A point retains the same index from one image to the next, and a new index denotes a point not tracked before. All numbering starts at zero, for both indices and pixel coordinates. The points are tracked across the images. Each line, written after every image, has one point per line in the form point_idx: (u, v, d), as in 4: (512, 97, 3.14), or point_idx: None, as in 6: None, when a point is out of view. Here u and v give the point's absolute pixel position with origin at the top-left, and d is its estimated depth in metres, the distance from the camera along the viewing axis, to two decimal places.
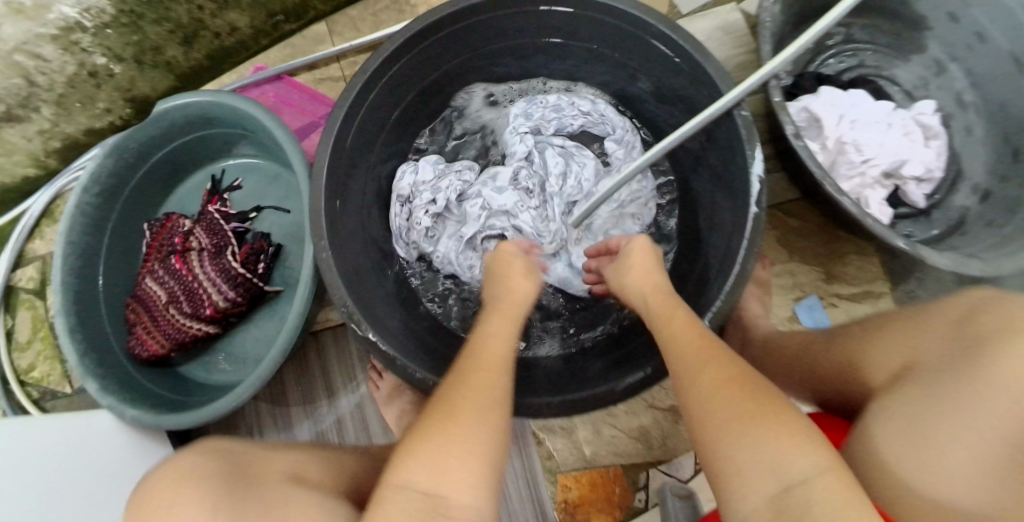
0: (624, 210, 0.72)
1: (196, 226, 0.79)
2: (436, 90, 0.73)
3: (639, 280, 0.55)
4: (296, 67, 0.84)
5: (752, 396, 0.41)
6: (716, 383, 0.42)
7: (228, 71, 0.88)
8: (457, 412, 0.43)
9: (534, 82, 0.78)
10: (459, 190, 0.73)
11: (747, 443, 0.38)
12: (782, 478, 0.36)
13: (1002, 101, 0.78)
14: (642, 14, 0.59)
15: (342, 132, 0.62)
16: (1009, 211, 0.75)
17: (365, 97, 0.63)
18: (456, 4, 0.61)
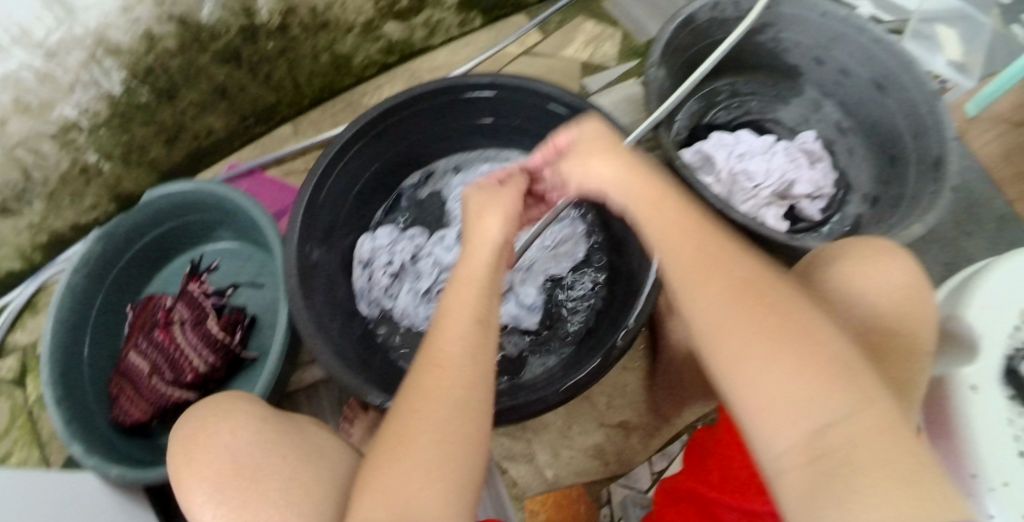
0: (557, 250, 0.82)
1: (178, 302, 0.85)
2: (390, 171, 0.84)
3: (605, 171, 0.51)
4: (267, 162, 0.94)
5: (768, 323, 0.41)
6: (731, 317, 0.42)
7: (206, 168, 1.00)
8: (421, 433, 0.46)
9: (473, 155, 0.89)
10: (412, 252, 0.83)
11: (767, 377, 0.40)
12: (812, 418, 0.39)
13: (873, 121, 0.95)
14: (549, 89, 0.73)
15: (313, 198, 0.73)
16: (893, 207, 0.88)
17: (331, 171, 0.74)
18: (397, 98, 0.73)
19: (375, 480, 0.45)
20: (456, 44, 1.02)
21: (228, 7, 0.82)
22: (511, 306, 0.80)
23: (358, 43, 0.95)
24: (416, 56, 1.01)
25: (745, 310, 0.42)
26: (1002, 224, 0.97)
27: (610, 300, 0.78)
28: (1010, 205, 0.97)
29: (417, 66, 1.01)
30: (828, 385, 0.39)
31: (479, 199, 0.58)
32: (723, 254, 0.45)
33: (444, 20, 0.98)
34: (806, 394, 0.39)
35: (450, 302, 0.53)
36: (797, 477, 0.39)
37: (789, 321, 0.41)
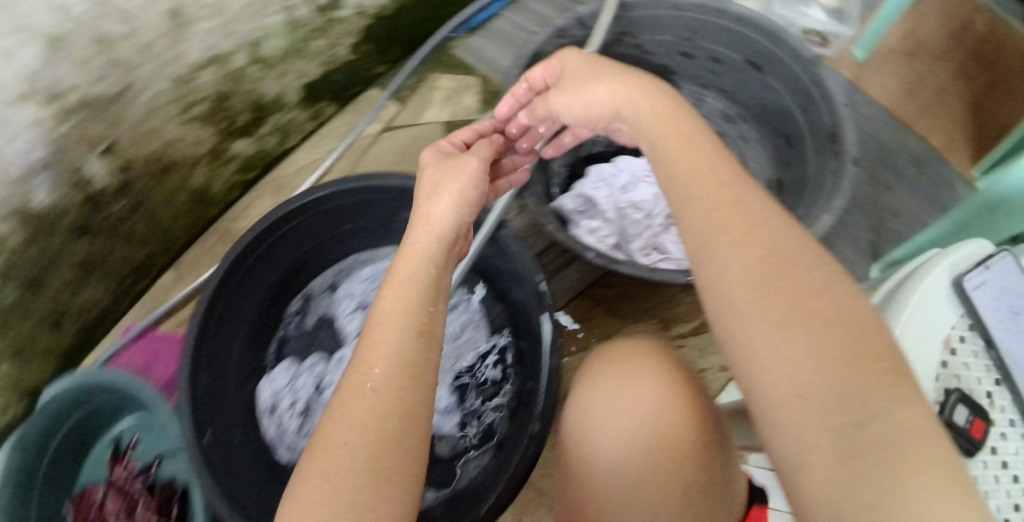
0: (459, 339, 0.82)
1: (107, 495, 0.84)
2: (269, 307, 0.81)
3: (606, 90, 0.63)
4: (157, 318, 0.90)
5: (816, 318, 0.45)
6: (777, 301, 0.46)
7: (102, 338, 0.92)
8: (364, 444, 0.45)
9: (347, 263, 0.87)
10: (316, 383, 0.80)
11: (809, 361, 0.43)
12: (858, 415, 0.41)
13: (760, 101, 0.88)
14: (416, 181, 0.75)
15: (200, 350, 0.70)
16: (800, 192, 0.82)
17: (204, 336, 0.70)
18: (260, 222, 0.72)
19: (301, 506, 0.42)
20: (315, 139, 1.01)
21: (63, 186, 0.77)
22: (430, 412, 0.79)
23: (210, 171, 0.92)
24: (277, 163, 1.00)
25: (791, 295, 0.46)
26: (919, 162, 0.86)
27: (521, 379, 0.76)
28: (922, 141, 0.86)
29: (280, 173, 1.00)
30: (874, 382, 0.42)
31: (432, 171, 0.65)
32: (774, 238, 0.49)
33: (294, 120, 0.98)
34: (850, 386, 0.42)
35: (387, 294, 0.54)
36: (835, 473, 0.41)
37: (835, 318, 0.45)
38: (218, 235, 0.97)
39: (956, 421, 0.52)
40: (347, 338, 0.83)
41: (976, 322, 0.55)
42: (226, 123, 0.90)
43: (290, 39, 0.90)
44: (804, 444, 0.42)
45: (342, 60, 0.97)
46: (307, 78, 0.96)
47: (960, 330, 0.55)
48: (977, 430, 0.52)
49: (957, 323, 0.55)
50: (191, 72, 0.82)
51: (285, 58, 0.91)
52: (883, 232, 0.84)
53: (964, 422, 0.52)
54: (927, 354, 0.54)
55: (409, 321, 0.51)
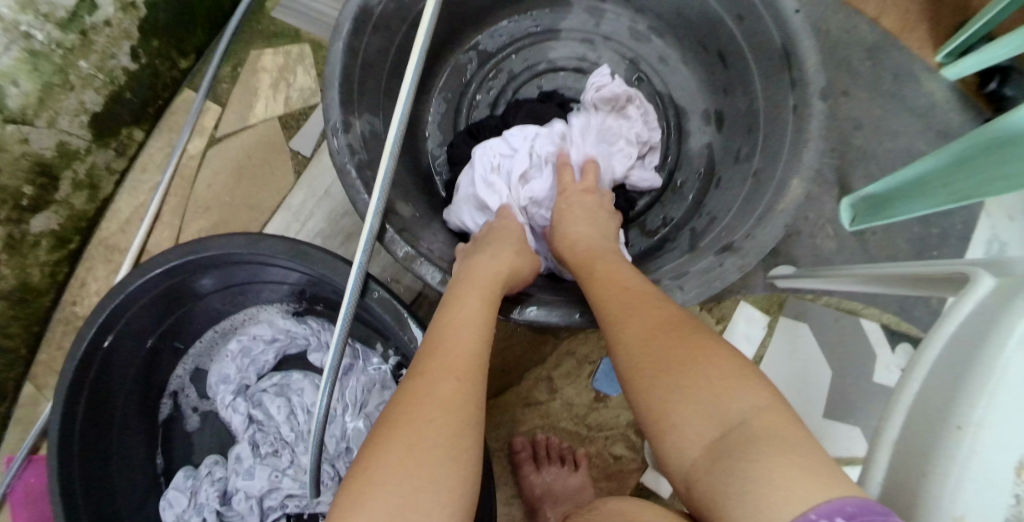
0: (366, 406, 0.68)
1: None
2: (140, 422, 0.69)
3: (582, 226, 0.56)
4: (35, 441, 0.77)
5: (663, 329, 0.40)
6: (630, 320, 0.42)
7: None
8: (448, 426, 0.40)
9: (208, 341, 0.73)
10: (218, 493, 0.67)
11: (671, 367, 0.37)
12: (719, 417, 0.34)
13: (675, 7, 0.67)
14: (256, 247, 0.59)
15: (69, 501, 0.59)
16: (746, 129, 0.63)
17: (68, 495, 0.59)
18: (83, 335, 0.59)
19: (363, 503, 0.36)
20: (132, 180, 0.84)
21: None
22: None
23: (19, 266, 0.74)
24: (99, 220, 0.83)
25: (643, 314, 0.42)
26: (874, 52, 0.76)
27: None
28: (876, 22, 0.76)
29: (107, 232, 0.82)
30: (720, 378, 0.36)
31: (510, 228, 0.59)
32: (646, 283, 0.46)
33: (97, 165, 0.80)
34: (700, 392, 0.35)
35: (463, 300, 0.50)
36: (707, 479, 0.33)
37: (681, 329, 0.40)
38: (63, 324, 0.81)
39: None
40: (237, 430, 0.71)
41: None
42: (10, 204, 0.71)
43: (41, 76, 0.70)
44: (679, 457, 0.35)
45: (127, 73, 0.78)
46: (92, 108, 0.76)
47: None
48: None
49: None
50: None
51: (46, 100, 0.71)
52: (848, 150, 0.75)
53: None
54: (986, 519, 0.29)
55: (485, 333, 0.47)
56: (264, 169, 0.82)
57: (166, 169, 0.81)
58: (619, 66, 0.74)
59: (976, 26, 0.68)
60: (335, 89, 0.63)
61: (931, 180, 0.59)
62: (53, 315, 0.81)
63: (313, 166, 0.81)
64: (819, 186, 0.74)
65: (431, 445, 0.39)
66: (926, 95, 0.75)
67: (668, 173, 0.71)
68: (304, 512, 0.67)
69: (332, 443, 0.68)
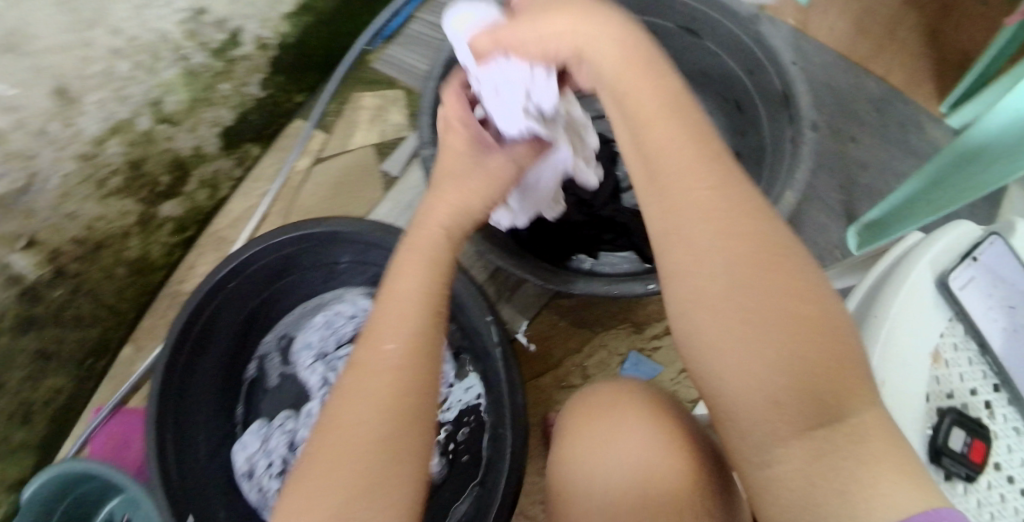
0: None
1: None
2: (226, 378, 0.80)
3: (600, 42, 0.50)
4: (125, 395, 0.88)
5: (778, 315, 0.41)
6: (738, 291, 0.42)
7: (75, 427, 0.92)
8: (396, 407, 0.45)
9: (297, 315, 0.85)
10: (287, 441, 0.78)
11: (789, 362, 0.40)
12: (830, 417, 0.40)
13: (703, 68, 0.83)
14: (356, 226, 0.72)
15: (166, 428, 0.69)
16: (757, 161, 0.77)
17: (164, 423, 0.69)
18: (205, 286, 0.71)
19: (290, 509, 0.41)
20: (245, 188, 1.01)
21: None
22: None
23: (143, 241, 0.91)
24: (213, 216, 0.99)
25: (755, 287, 0.42)
26: (879, 109, 0.91)
27: (489, 408, 0.74)
28: (882, 82, 0.92)
29: (219, 226, 0.99)
30: (841, 391, 0.40)
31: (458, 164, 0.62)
32: (748, 196, 0.45)
33: (220, 171, 0.97)
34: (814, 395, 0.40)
35: (402, 273, 0.52)
36: (806, 478, 0.40)
37: (811, 326, 0.41)
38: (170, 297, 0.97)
39: (950, 445, 0.49)
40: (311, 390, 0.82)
41: (964, 327, 0.54)
42: (147, 189, 0.88)
43: (191, 91, 0.88)
44: (769, 455, 0.41)
45: (255, 99, 0.97)
46: (224, 124, 0.95)
47: (948, 337, 0.54)
48: (977, 453, 0.49)
49: (945, 329, 0.54)
50: (96, 144, 0.80)
51: (192, 110, 0.90)
52: (855, 189, 0.88)
53: (961, 444, 0.49)
54: (908, 380, 0.51)
55: (429, 301, 0.50)
56: (357, 183, 0.98)
57: (278, 177, 0.97)
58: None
59: (974, 76, 0.84)
60: (427, 112, 0.80)
61: (917, 200, 0.72)
62: (161, 289, 0.97)
63: (398, 184, 0.97)
64: (828, 216, 0.87)
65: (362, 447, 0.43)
66: (925, 144, 0.89)
67: None
68: None
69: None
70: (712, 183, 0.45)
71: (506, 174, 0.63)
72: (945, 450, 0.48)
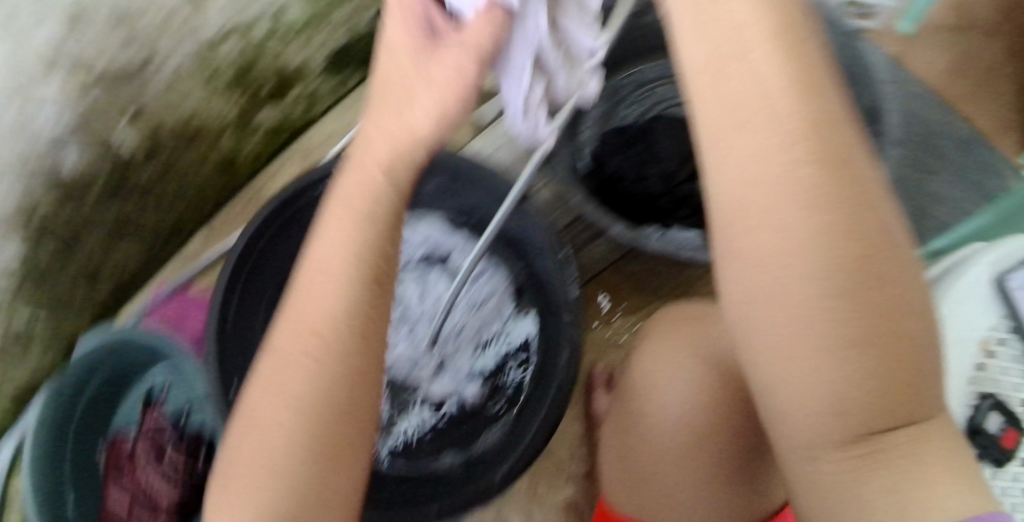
0: (483, 310, 0.78)
1: (138, 442, 0.93)
2: (293, 270, 0.85)
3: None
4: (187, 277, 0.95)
5: (836, 327, 0.42)
6: (816, 295, 0.42)
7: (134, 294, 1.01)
8: (323, 407, 0.45)
9: None
10: None
11: (829, 377, 0.44)
12: (858, 428, 0.45)
13: None
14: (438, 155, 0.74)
15: (229, 307, 0.76)
16: None
17: (230, 299, 0.76)
18: (294, 186, 0.78)
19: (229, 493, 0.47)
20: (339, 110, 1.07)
21: (93, 147, 0.82)
22: (448, 379, 0.77)
23: (237, 138, 0.96)
24: (305, 131, 1.05)
25: (835, 293, 0.42)
26: (965, 147, 0.95)
27: (541, 349, 0.74)
28: (970, 123, 0.96)
29: (307, 142, 1.05)
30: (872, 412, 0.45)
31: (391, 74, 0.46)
32: (846, 162, 0.41)
33: (318, 90, 1.02)
34: (848, 411, 0.45)
35: (328, 228, 0.47)
36: (838, 477, 0.48)
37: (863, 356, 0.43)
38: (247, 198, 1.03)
39: (989, 428, 0.68)
40: None
41: (1010, 324, 0.71)
42: (250, 92, 0.92)
43: (311, 10, 0.92)
44: (794, 434, 0.48)
45: (366, 30, 1.01)
46: (332, 47, 0.99)
47: (997, 329, 0.71)
48: (1010, 440, 0.68)
49: (995, 326, 0.71)
50: (210, 45, 0.84)
51: (307, 26, 0.93)
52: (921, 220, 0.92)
53: (999, 428, 0.68)
54: (960, 367, 0.69)
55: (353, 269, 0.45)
56: None
57: None
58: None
59: None
60: None
61: (983, 232, 0.82)
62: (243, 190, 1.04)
63: None
64: None
65: (275, 450, 0.46)
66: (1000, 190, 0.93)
67: None
68: (403, 380, 0.76)
69: (449, 332, 0.77)
70: (810, 158, 0.40)
71: (450, 66, 0.43)
72: (983, 430, 0.68)
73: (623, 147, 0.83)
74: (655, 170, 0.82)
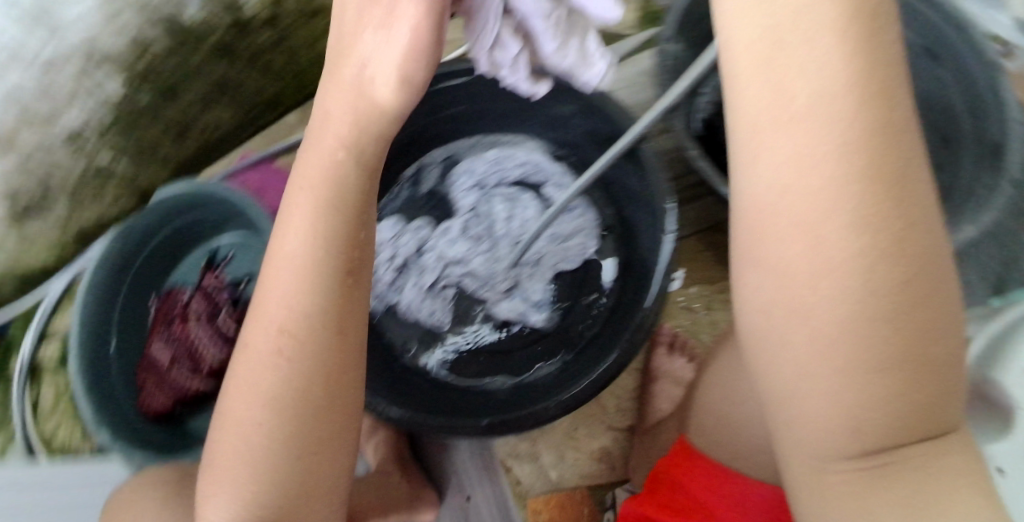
0: (566, 243, 0.77)
1: (194, 296, 0.94)
2: None
3: None
4: (275, 152, 1.02)
5: (861, 335, 0.38)
6: (847, 315, 0.38)
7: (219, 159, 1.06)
8: (295, 430, 0.52)
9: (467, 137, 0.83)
10: (416, 245, 0.77)
11: (841, 394, 0.40)
12: (874, 440, 0.41)
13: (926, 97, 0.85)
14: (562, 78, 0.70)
15: None
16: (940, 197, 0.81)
17: None
18: None
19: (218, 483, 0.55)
20: None
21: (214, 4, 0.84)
22: (518, 302, 0.77)
23: None
24: None
25: (869, 317, 0.38)
26: None
27: (617, 293, 0.74)
28: None
29: None
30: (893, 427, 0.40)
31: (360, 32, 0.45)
32: (907, 168, 0.37)
33: None
34: (865, 425, 0.40)
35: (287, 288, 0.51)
36: (844, 492, 0.42)
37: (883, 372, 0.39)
38: None
39: None
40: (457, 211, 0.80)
41: None
42: None
43: None
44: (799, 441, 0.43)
45: None
46: None
47: None
48: None
49: None
50: None
51: None
52: None
53: None
54: None
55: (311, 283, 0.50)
56: None
57: None
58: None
59: None
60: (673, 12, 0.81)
61: None
62: None
63: None
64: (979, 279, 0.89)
65: (258, 446, 0.53)
66: None
67: None
68: (472, 291, 0.77)
69: (530, 258, 0.76)
70: (865, 171, 0.36)
71: (402, 36, 0.42)
72: None
73: None
74: None
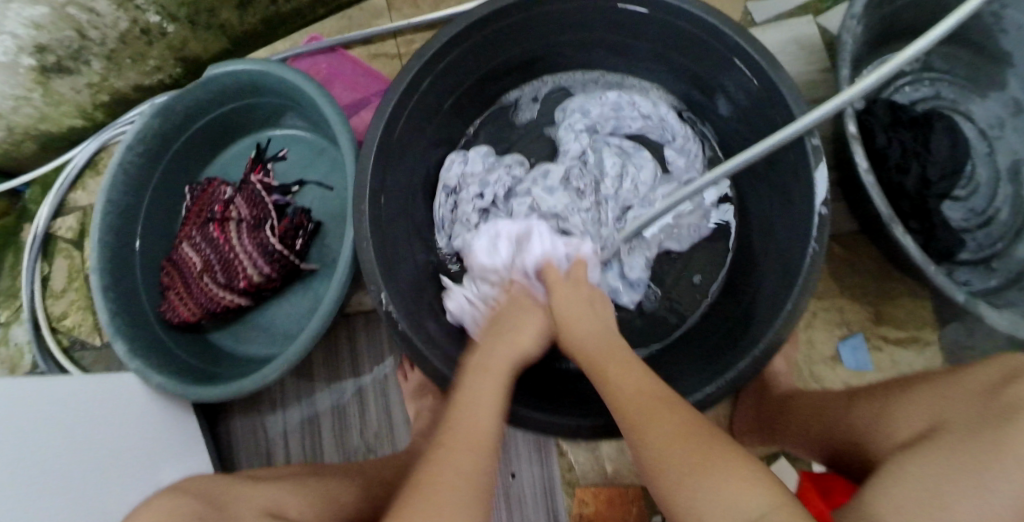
0: (679, 221, 0.69)
1: (237, 195, 0.78)
2: (483, 78, 0.71)
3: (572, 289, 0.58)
4: (352, 41, 0.90)
5: (691, 452, 0.41)
6: (676, 459, 0.41)
7: (283, 37, 0.93)
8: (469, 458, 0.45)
9: (591, 76, 0.77)
10: (507, 186, 0.73)
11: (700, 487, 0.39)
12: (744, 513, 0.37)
13: None
14: (719, 23, 0.57)
15: (400, 108, 0.63)
16: None
17: (400, 106, 0.63)
18: None
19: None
20: None
21: None
22: (612, 276, 0.69)
23: None
24: None
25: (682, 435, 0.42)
26: None
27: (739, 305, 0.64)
28: None
29: None
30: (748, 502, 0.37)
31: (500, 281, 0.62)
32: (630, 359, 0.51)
33: None
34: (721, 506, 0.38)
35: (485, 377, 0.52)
36: None
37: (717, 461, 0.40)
38: None
39: None
40: (561, 155, 0.75)
41: None
42: None
43: None
44: None
45: None
46: None
47: None
48: None
49: None
50: None
51: None
52: None
53: None
54: None
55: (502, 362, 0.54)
56: None
57: None
58: (1004, 157, 0.72)
59: None
60: None
61: None
62: None
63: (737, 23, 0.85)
64: None
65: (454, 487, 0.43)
66: None
67: (987, 254, 0.71)
68: None
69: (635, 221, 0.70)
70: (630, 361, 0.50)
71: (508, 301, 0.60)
72: None
73: (890, 125, 0.68)
74: (918, 164, 0.67)
